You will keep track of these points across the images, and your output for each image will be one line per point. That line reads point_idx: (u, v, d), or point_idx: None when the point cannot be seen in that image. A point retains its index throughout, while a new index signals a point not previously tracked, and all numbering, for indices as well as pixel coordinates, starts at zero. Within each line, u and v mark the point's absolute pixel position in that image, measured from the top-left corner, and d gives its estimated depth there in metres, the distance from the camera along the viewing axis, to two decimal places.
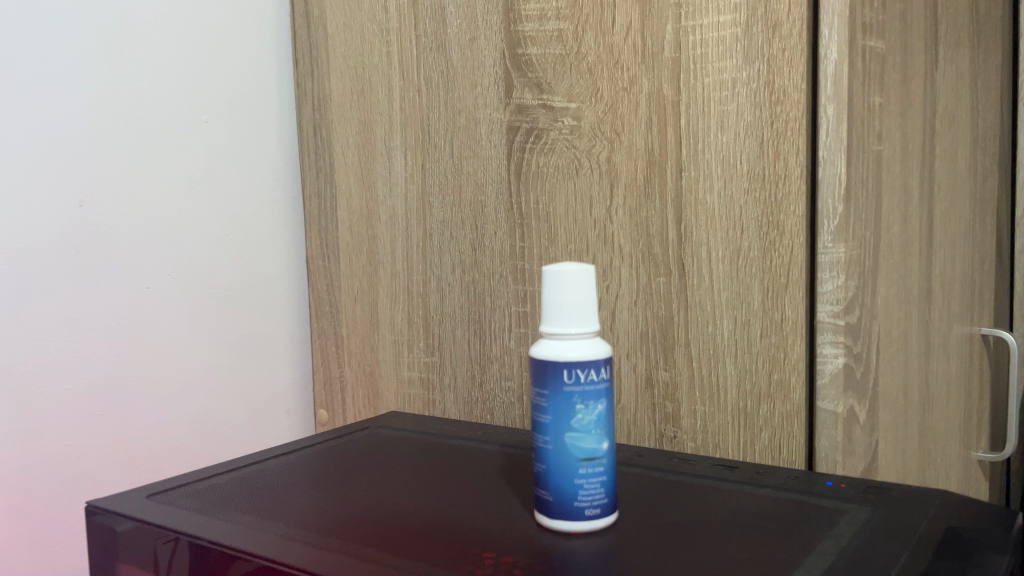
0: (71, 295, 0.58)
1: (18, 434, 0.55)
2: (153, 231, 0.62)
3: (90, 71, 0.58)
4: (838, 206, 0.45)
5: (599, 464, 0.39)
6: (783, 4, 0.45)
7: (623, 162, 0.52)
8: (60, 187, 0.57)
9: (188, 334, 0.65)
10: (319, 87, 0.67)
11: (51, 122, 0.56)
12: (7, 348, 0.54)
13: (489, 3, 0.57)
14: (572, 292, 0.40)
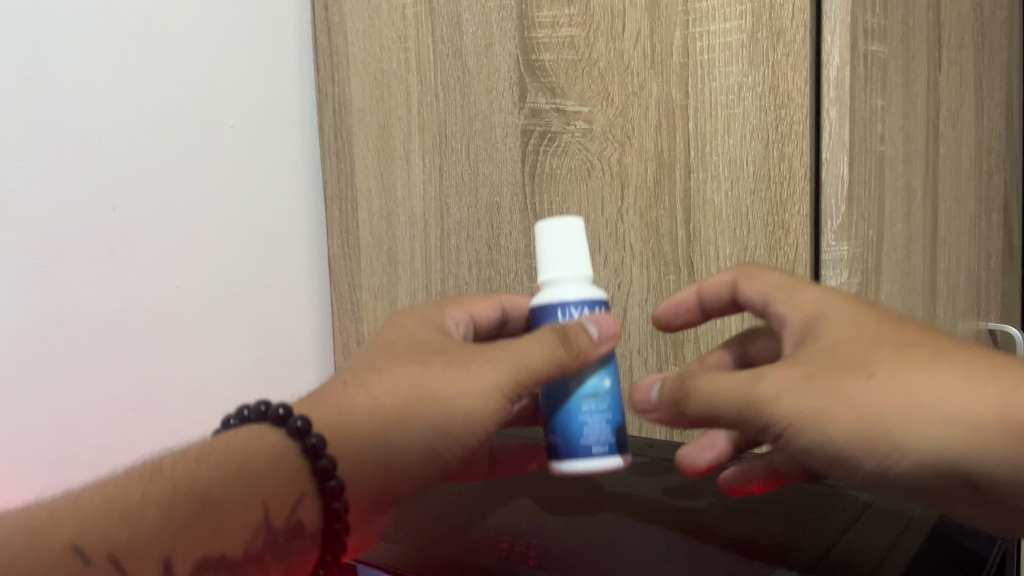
0: (101, 297, 0.60)
1: (57, 427, 0.58)
2: (176, 235, 0.64)
3: (122, 77, 0.60)
4: (841, 205, 0.47)
5: (602, 401, 0.40)
6: (787, 10, 0.47)
7: (634, 164, 0.54)
8: (95, 190, 0.59)
9: (215, 331, 0.67)
10: (340, 92, 0.70)
11: (87, 129, 0.58)
12: (47, 345, 0.57)
13: (504, 10, 0.58)
14: (567, 241, 0.42)
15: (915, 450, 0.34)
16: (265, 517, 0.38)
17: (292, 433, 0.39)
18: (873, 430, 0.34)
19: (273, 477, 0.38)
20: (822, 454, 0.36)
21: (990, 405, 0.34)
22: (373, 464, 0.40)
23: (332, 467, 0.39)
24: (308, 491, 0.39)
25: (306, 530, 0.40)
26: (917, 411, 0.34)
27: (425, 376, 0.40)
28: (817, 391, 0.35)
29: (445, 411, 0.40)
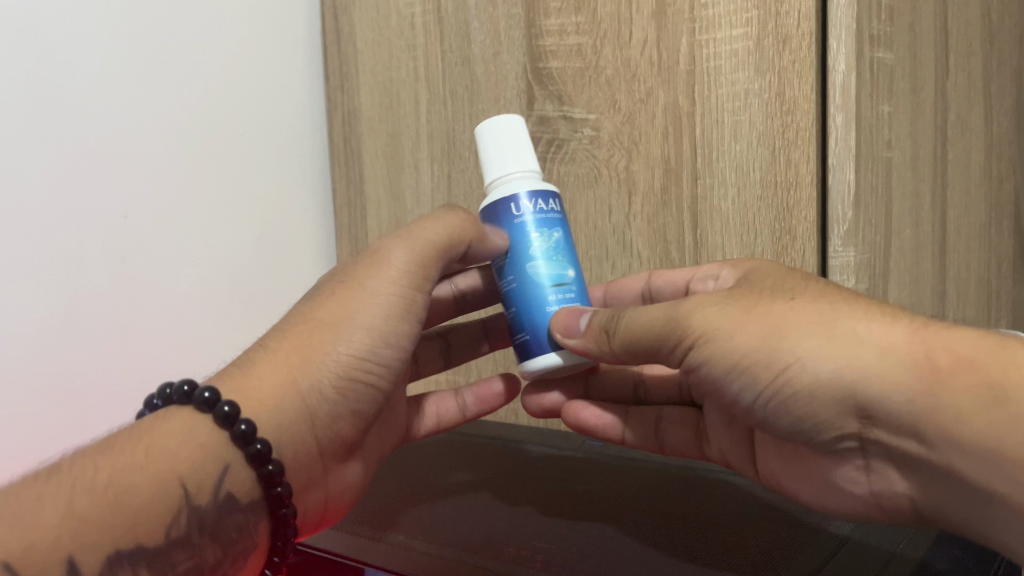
0: (113, 296, 0.58)
1: (59, 422, 0.56)
2: (179, 228, 0.63)
3: (128, 63, 0.59)
4: (848, 211, 0.47)
5: (567, 289, 0.42)
6: (793, 18, 0.47)
7: (641, 170, 0.54)
8: (99, 176, 0.57)
9: (209, 322, 0.66)
10: (349, 100, 0.70)
11: (93, 114, 0.57)
12: (52, 336, 0.55)
13: (511, 19, 0.59)
14: (510, 136, 0.44)
15: (814, 366, 0.35)
16: (186, 498, 0.36)
17: (198, 403, 0.38)
18: (781, 345, 0.36)
19: (185, 455, 0.37)
20: (725, 368, 0.38)
21: (899, 339, 0.35)
22: (295, 409, 0.41)
23: (252, 428, 0.38)
24: (234, 461, 0.38)
25: (242, 504, 0.39)
26: (823, 332, 0.36)
27: (316, 308, 0.43)
28: (734, 308, 0.38)
29: (347, 333, 0.42)
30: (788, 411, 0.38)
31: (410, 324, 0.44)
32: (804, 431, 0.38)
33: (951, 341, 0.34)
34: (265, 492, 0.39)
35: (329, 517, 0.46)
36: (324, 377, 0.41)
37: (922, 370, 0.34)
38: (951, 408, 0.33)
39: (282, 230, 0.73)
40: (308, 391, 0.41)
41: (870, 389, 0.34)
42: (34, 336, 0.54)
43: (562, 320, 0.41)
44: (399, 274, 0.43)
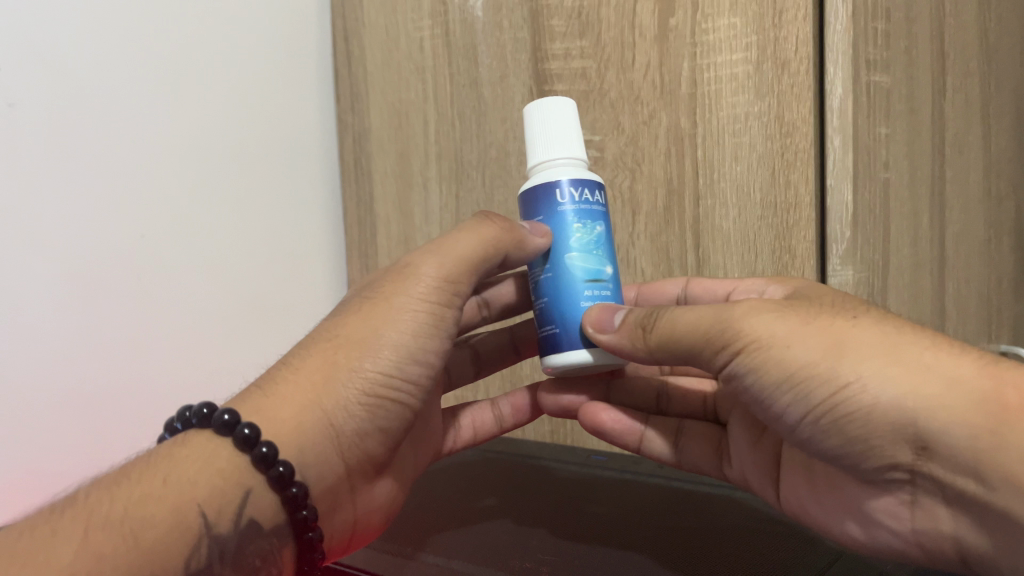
0: (145, 317, 0.57)
1: (104, 386, 0.54)
2: (207, 204, 0.62)
3: (164, 45, 0.58)
4: (846, 231, 0.48)
5: (602, 284, 0.43)
6: (791, 43, 0.49)
7: (645, 191, 0.56)
8: (138, 141, 0.56)
9: (233, 301, 0.65)
10: (360, 121, 0.71)
11: (132, 77, 0.56)
12: (93, 294, 0.53)
13: (518, 43, 0.60)
14: (564, 119, 0.45)
15: (876, 386, 0.35)
16: (205, 527, 0.37)
17: (219, 427, 0.39)
18: (841, 365, 0.36)
19: (204, 482, 0.38)
20: (777, 381, 0.37)
21: (968, 373, 0.34)
22: (318, 429, 0.41)
23: (273, 451, 0.39)
24: (256, 484, 0.39)
25: (266, 529, 0.40)
26: (889, 357, 0.35)
27: (346, 323, 0.44)
28: (795, 320, 0.37)
29: (374, 349, 0.43)
30: (838, 432, 0.37)
31: (436, 341, 0.45)
32: (853, 454, 0.38)
33: (1022, 380, 0.33)
34: (291, 516, 0.40)
35: (358, 539, 0.47)
36: (350, 394, 0.42)
37: (991, 403, 0.33)
38: (1018, 447, 0.32)
39: (297, 246, 0.73)
40: (331, 410, 0.42)
41: (932, 419, 0.34)
42: (70, 355, 0.52)
43: (594, 316, 0.42)
44: (427, 289, 0.44)
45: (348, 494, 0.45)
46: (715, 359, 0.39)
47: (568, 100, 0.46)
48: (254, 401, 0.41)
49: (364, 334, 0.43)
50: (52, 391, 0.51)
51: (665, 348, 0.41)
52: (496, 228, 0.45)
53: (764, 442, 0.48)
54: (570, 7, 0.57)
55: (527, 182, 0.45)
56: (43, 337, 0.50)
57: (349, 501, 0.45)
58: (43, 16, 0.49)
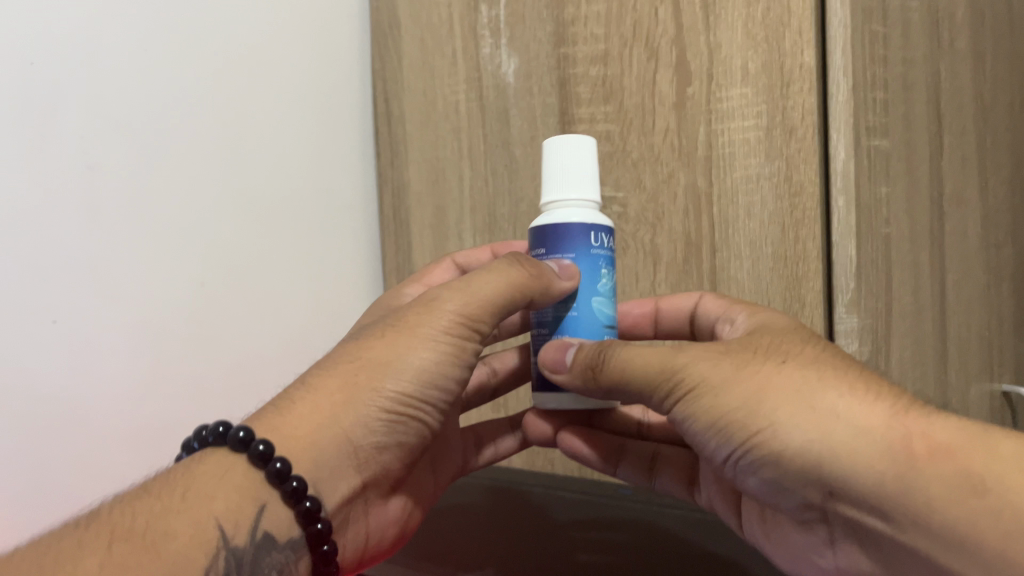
0: (188, 335, 0.62)
1: (142, 391, 0.58)
2: (244, 231, 0.67)
3: (208, 91, 0.64)
4: (851, 282, 0.53)
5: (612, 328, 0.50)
6: (797, 112, 0.54)
7: (665, 244, 0.60)
8: (178, 171, 0.61)
9: (266, 317, 0.70)
10: (399, 176, 0.77)
11: (174, 115, 0.61)
12: (132, 307, 0.58)
13: (547, 107, 0.66)
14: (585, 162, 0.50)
15: (787, 430, 0.39)
16: (223, 538, 0.40)
17: (235, 444, 0.42)
18: (759, 411, 0.40)
19: (220, 498, 0.41)
20: (707, 425, 0.42)
21: (877, 422, 0.38)
22: (335, 442, 0.45)
23: (288, 468, 0.42)
24: (269, 499, 0.42)
25: (280, 543, 0.43)
26: (804, 405, 0.39)
27: (370, 347, 0.46)
28: (728, 366, 0.42)
29: (396, 371, 0.46)
30: (754, 470, 0.42)
31: (456, 370, 0.48)
32: (775, 493, 0.42)
33: (931, 428, 0.37)
34: (306, 530, 0.44)
35: (368, 550, 0.52)
36: (374, 419, 0.45)
37: (896, 450, 0.37)
38: (923, 491, 0.36)
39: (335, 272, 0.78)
40: (351, 428, 0.45)
41: (848, 467, 0.38)
42: (133, 395, 0.58)
43: (552, 355, 0.47)
44: (451, 325, 0.47)
45: (363, 508, 0.50)
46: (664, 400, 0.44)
47: (590, 139, 0.51)
48: (268, 419, 0.44)
49: (379, 360, 0.46)
50: (115, 426, 0.57)
51: (615, 387, 0.45)
52: (517, 271, 0.48)
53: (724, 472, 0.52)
54: (596, 76, 0.63)
55: (545, 216, 0.50)
56: (101, 360, 0.56)
57: (361, 516, 0.50)
58: (114, 92, 0.56)
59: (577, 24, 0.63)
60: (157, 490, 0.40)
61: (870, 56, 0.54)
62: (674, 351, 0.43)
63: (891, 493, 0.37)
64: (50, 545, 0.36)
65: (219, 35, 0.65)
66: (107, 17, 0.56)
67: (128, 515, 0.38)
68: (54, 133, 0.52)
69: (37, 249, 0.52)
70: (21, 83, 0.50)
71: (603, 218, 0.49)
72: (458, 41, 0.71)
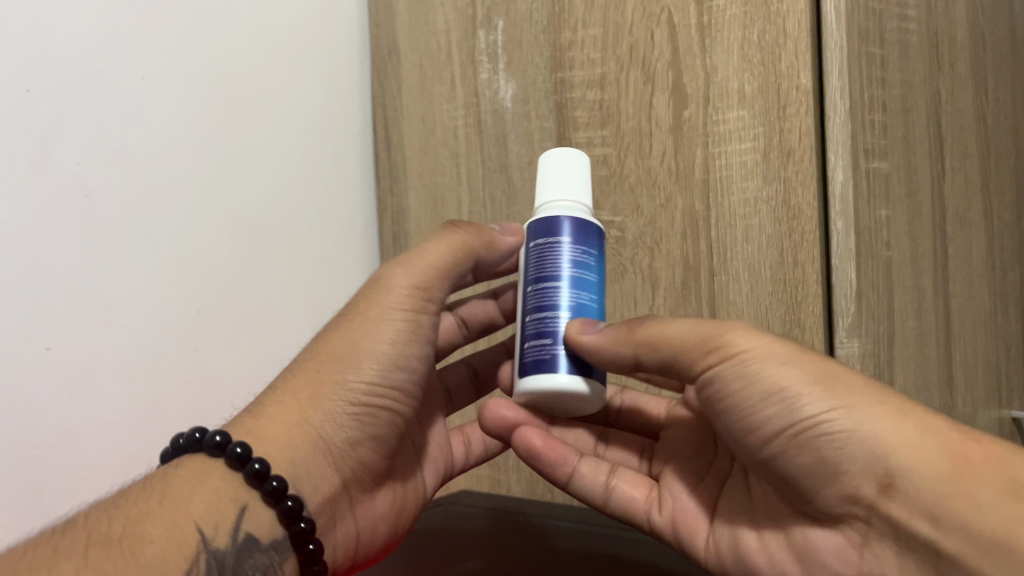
0: (178, 343, 0.62)
1: (127, 399, 0.58)
2: (238, 247, 0.67)
3: (203, 111, 0.64)
4: (850, 306, 0.52)
5: None
6: (794, 134, 0.53)
7: (663, 268, 0.60)
8: (167, 181, 0.61)
9: (262, 327, 0.69)
10: (398, 202, 0.77)
11: (166, 130, 0.61)
12: (119, 316, 0.58)
13: (544, 132, 0.65)
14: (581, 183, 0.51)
15: (869, 426, 0.39)
16: (203, 541, 0.40)
17: (211, 448, 0.43)
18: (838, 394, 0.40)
19: (198, 502, 0.41)
20: (764, 394, 0.41)
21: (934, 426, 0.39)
22: (309, 443, 0.45)
23: (265, 466, 0.42)
24: (251, 501, 0.43)
25: (263, 544, 0.42)
26: (877, 399, 0.40)
27: (326, 342, 0.48)
28: (784, 348, 0.42)
29: (355, 363, 0.47)
30: (808, 446, 0.40)
31: (412, 348, 0.49)
32: (820, 476, 0.41)
33: (982, 439, 0.38)
34: (289, 529, 0.43)
35: (362, 553, 0.50)
36: (335, 404, 0.46)
37: (953, 455, 0.38)
38: (973, 496, 0.37)
39: (336, 294, 0.77)
40: (320, 424, 0.46)
41: (906, 461, 0.38)
42: (127, 417, 0.58)
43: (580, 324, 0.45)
44: (399, 296, 0.49)
45: (347, 505, 0.48)
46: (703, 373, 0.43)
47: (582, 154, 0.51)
48: (243, 421, 0.45)
49: (343, 351, 0.47)
50: (112, 452, 0.57)
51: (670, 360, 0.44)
52: (460, 237, 0.52)
53: (704, 485, 0.52)
54: (592, 100, 0.62)
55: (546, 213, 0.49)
56: (88, 370, 0.56)
57: (349, 514, 0.48)
58: (112, 122, 0.57)
59: (575, 48, 0.63)
60: (135, 496, 0.41)
61: (867, 78, 0.54)
62: (720, 326, 0.43)
63: (943, 497, 0.37)
64: (28, 554, 0.36)
65: (219, 63, 0.65)
66: (108, 47, 0.57)
67: (105, 523, 0.38)
68: (53, 158, 0.54)
69: (33, 276, 0.53)
70: (19, 108, 0.52)
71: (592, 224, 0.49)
72: (457, 67, 0.71)
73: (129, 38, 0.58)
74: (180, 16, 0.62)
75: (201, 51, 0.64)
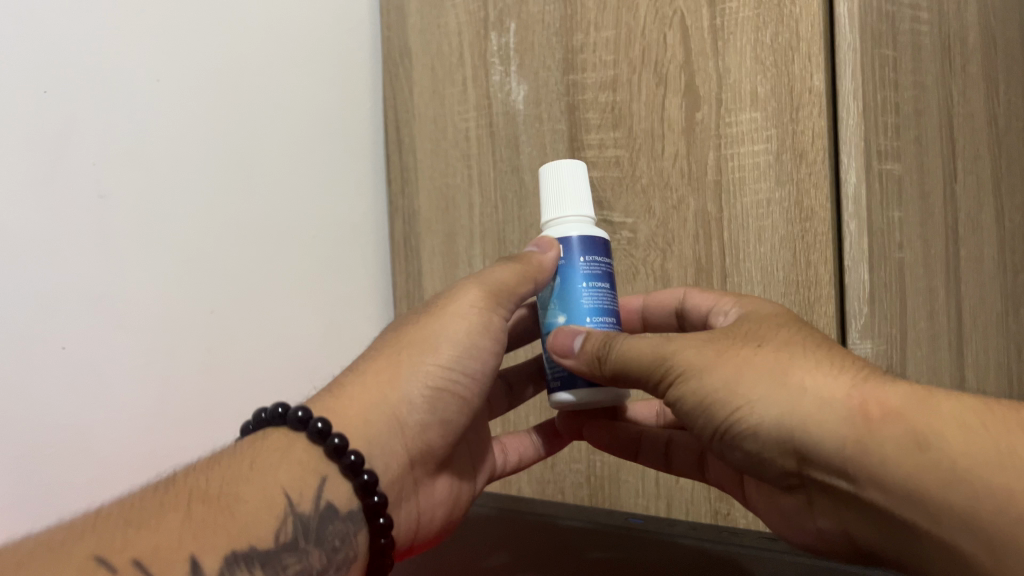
0: (189, 340, 0.62)
1: (140, 396, 0.59)
2: (250, 243, 0.67)
3: (216, 110, 0.64)
4: (864, 307, 0.53)
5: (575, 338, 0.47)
6: (807, 135, 0.53)
7: (676, 269, 0.60)
8: (180, 180, 0.61)
9: (273, 325, 0.70)
10: (409, 203, 0.77)
11: (178, 128, 0.61)
12: (132, 312, 0.58)
13: (556, 134, 0.66)
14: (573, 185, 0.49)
15: (762, 407, 0.40)
16: (290, 506, 0.40)
17: (293, 423, 0.43)
18: (738, 391, 0.40)
19: (284, 469, 0.42)
20: (696, 403, 0.43)
21: (841, 391, 0.38)
22: (385, 422, 0.45)
23: (344, 441, 0.42)
24: (329, 473, 0.43)
25: (341, 513, 0.42)
26: (778, 381, 0.39)
27: (407, 330, 0.48)
28: (710, 352, 0.42)
29: (432, 347, 0.47)
30: (737, 446, 0.42)
31: (489, 342, 0.48)
32: (752, 465, 0.43)
33: (883, 394, 0.37)
34: (363, 501, 0.43)
35: (419, 535, 0.50)
36: (413, 386, 0.46)
37: (860, 431, 0.36)
38: (875, 452, 0.36)
39: (347, 295, 0.78)
40: (398, 403, 0.45)
41: (812, 435, 0.38)
42: (139, 413, 0.59)
43: (560, 343, 0.45)
44: (472, 304, 0.48)
45: (412, 486, 0.48)
46: (660, 387, 0.44)
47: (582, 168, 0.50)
48: (324, 401, 0.45)
49: (418, 338, 0.47)
50: (125, 453, 0.58)
51: (623, 375, 0.44)
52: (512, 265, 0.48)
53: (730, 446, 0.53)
54: (605, 102, 0.63)
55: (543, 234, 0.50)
56: (100, 366, 0.56)
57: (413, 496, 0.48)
58: (124, 124, 0.57)
59: (587, 51, 0.63)
60: (228, 460, 0.41)
61: (880, 81, 0.54)
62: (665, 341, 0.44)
63: (850, 456, 0.37)
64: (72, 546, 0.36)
65: (233, 65, 0.66)
66: (121, 47, 0.57)
67: (202, 481, 0.39)
68: (66, 160, 0.54)
69: (47, 279, 0.53)
70: (31, 111, 0.52)
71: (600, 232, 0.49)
72: (468, 69, 0.71)
73: (143, 38, 0.59)
74: (195, 19, 0.63)
75: (214, 54, 0.64)
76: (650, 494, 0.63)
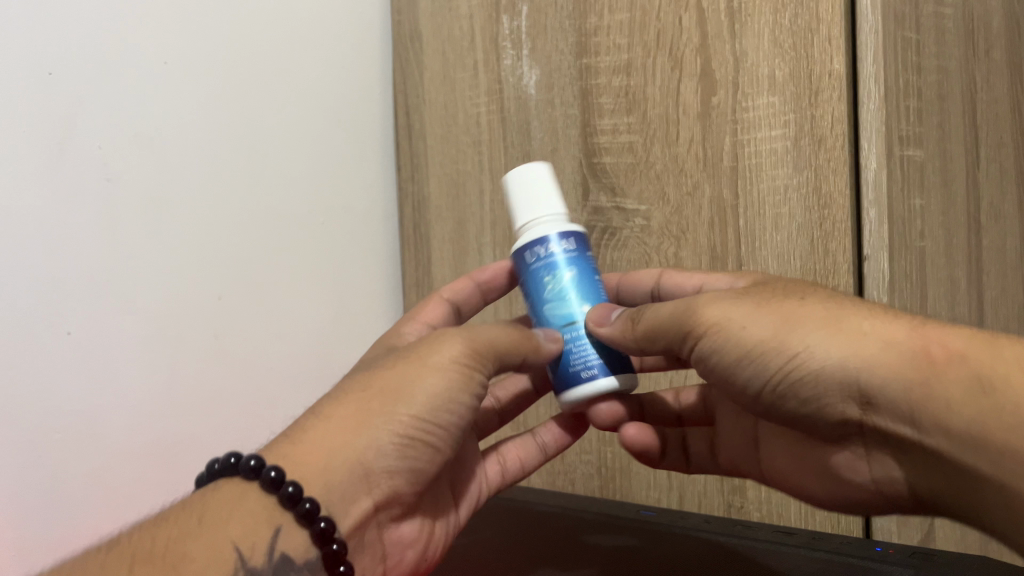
0: (196, 325, 0.61)
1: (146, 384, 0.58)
2: (257, 225, 0.66)
3: (220, 91, 0.63)
4: (883, 296, 0.52)
5: (581, 328, 0.45)
6: (826, 121, 0.52)
7: (689, 257, 0.59)
8: (186, 163, 0.61)
9: (281, 313, 0.69)
10: (419, 190, 0.76)
11: (183, 112, 0.60)
12: (138, 299, 0.57)
13: (568, 120, 0.64)
14: (536, 187, 0.48)
15: (822, 352, 0.39)
16: (241, 560, 0.38)
17: (246, 472, 0.40)
18: (790, 339, 0.40)
19: (234, 523, 0.39)
20: (738, 356, 0.42)
21: (900, 334, 0.38)
22: (353, 471, 0.42)
23: (299, 490, 0.39)
24: (285, 521, 0.40)
25: (298, 564, 0.40)
26: (830, 326, 0.39)
27: (379, 374, 0.43)
28: (748, 305, 0.42)
29: (407, 397, 0.42)
30: (794, 394, 0.41)
31: (465, 396, 0.44)
32: (807, 412, 0.42)
33: (945, 336, 0.37)
34: (322, 550, 0.40)
35: None
36: (382, 435, 0.42)
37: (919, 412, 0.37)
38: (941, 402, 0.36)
39: (359, 285, 0.77)
40: (363, 449, 0.41)
41: (872, 375, 0.38)
42: (145, 403, 0.58)
43: (595, 313, 0.45)
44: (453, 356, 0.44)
45: (377, 530, 0.45)
46: (691, 343, 0.44)
47: (546, 163, 0.49)
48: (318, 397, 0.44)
49: (391, 384, 0.43)
50: (132, 443, 0.57)
51: (662, 336, 0.44)
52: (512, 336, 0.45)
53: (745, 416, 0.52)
54: (618, 87, 0.61)
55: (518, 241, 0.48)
56: (103, 353, 0.55)
57: (377, 540, 0.46)
58: (129, 108, 0.56)
59: (600, 34, 0.62)
60: (176, 517, 0.39)
61: (902, 64, 0.53)
62: (695, 297, 0.44)
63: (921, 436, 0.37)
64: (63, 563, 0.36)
65: (239, 43, 0.65)
66: (126, 30, 0.56)
67: None
68: (74, 141, 0.53)
69: (53, 266, 0.52)
70: (33, 93, 0.51)
71: (574, 225, 0.47)
72: (480, 53, 0.70)
73: (149, 19, 0.58)
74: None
75: (225, 39, 0.64)
76: (662, 487, 0.62)
